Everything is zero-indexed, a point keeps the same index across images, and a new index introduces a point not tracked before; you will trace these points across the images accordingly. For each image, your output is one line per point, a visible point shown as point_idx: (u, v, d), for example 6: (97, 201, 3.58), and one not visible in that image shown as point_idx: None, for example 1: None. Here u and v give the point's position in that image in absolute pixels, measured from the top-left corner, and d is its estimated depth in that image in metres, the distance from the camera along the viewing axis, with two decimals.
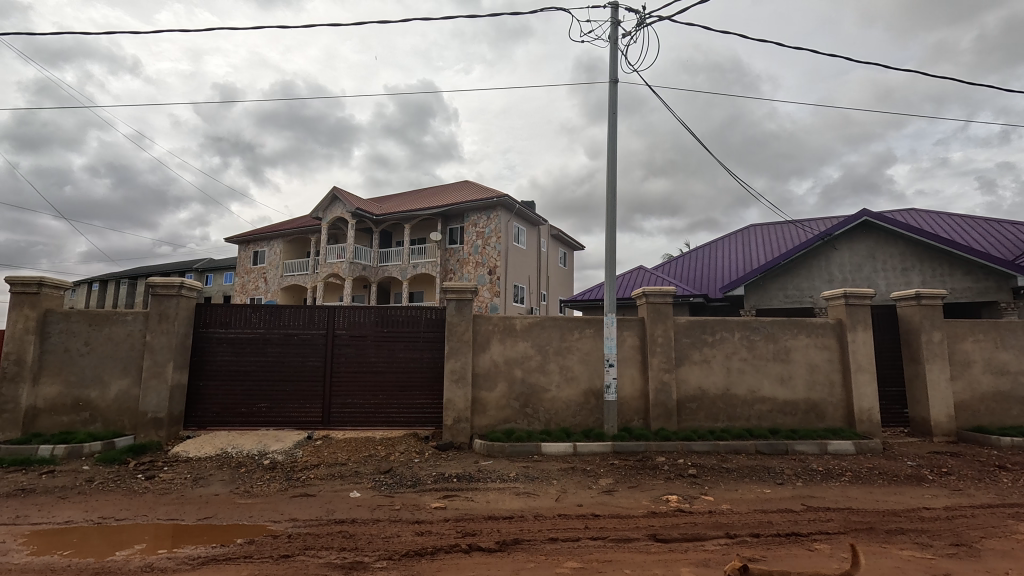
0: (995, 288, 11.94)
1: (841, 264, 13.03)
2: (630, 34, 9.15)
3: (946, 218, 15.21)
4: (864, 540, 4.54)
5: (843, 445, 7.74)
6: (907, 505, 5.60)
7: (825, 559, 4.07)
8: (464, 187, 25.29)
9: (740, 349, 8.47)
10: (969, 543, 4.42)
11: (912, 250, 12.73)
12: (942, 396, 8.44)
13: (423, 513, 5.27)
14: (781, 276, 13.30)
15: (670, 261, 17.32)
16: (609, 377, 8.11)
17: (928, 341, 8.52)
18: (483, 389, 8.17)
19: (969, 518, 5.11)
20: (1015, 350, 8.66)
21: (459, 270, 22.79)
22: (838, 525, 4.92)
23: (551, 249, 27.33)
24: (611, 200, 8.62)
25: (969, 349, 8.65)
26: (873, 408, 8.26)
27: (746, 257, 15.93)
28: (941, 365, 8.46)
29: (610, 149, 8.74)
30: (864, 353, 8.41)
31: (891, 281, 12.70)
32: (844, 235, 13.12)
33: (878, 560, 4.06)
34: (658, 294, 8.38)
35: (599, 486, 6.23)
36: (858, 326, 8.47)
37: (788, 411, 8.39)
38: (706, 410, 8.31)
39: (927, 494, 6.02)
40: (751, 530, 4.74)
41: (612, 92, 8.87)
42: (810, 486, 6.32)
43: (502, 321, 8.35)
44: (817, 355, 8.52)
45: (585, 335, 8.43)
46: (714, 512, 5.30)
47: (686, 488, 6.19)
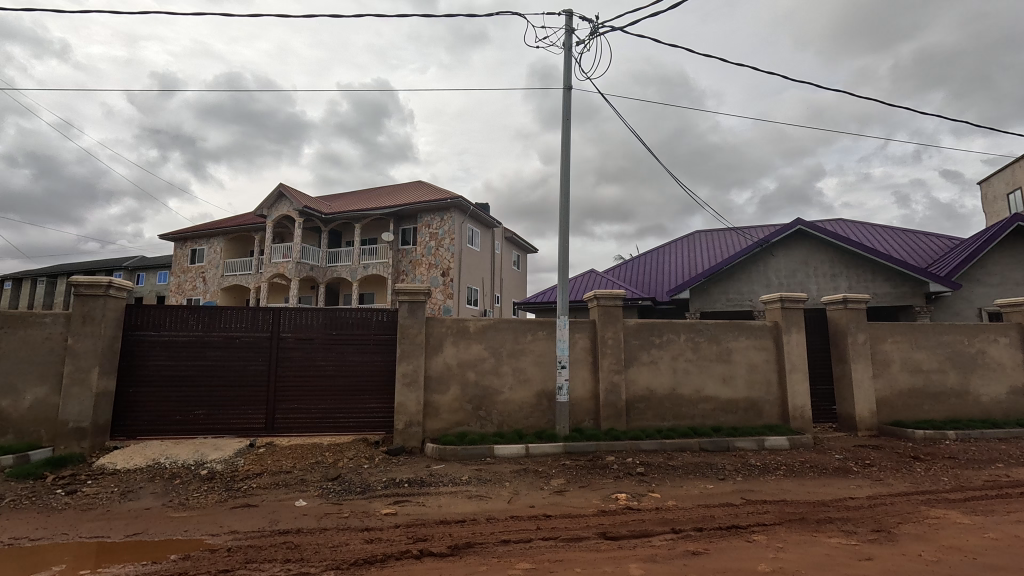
0: (911, 293, 12.98)
1: (778, 269, 13.82)
2: (584, 41, 9.34)
3: (869, 228, 16.43)
4: (797, 530, 4.82)
5: (779, 440, 8.19)
6: (835, 495, 5.99)
7: (763, 550, 4.30)
8: (418, 187, 25.00)
9: (685, 350, 8.80)
10: (887, 529, 4.79)
11: (840, 257, 13.65)
12: (865, 393, 9.11)
13: (373, 520, 5.14)
14: (724, 281, 14.00)
15: (621, 265, 17.78)
16: (562, 379, 8.20)
17: (854, 342, 9.16)
18: (435, 393, 8.09)
19: (888, 506, 5.53)
20: (927, 350, 9.46)
21: (412, 271, 22.48)
22: (774, 517, 5.21)
23: (505, 252, 27.46)
24: (565, 205, 8.75)
25: (889, 350, 9.37)
26: (805, 406, 8.80)
27: (692, 262, 16.58)
28: (865, 365, 9.12)
29: (563, 154, 8.89)
30: (798, 354, 8.95)
31: (821, 286, 13.58)
32: (780, 242, 13.92)
33: (809, 548, 4.32)
34: (609, 297, 8.59)
35: (551, 486, 6.30)
36: (793, 328, 9.00)
37: (730, 409, 8.79)
38: (654, 410, 8.58)
39: (854, 484, 6.47)
40: (694, 525, 4.94)
41: (565, 99, 9.02)
42: (749, 480, 6.66)
43: (456, 323, 8.30)
44: (756, 355, 8.99)
45: (539, 337, 8.52)
46: (661, 509, 5.47)
47: (635, 486, 6.38)
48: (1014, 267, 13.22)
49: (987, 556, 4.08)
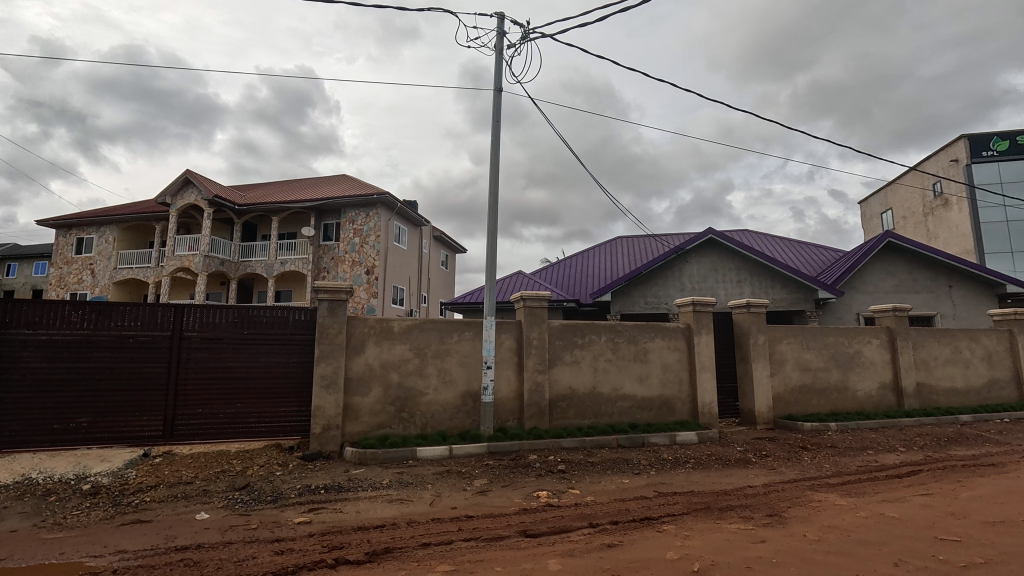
0: (803, 299, 14.37)
1: (691, 274, 14.77)
2: (515, 45, 9.45)
3: (769, 239, 18.00)
4: (702, 518, 5.17)
5: (688, 435, 8.74)
6: (736, 484, 6.50)
7: (671, 538, 4.56)
8: (343, 181, 24.05)
9: (606, 350, 9.15)
10: (779, 513, 5.27)
11: (745, 265, 14.82)
12: (763, 390, 9.96)
13: (284, 530, 4.87)
14: (642, 285, 14.75)
15: (547, 267, 18.17)
16: (487, 379, 8.22)
17: (755, 343, 9.99)
18: (356, 395, 7.80)
19: (780, 492, 6.09)
20: (815, 351, 10.52)
21: (334, 268, 21.57)
22: (683, 507, 5.55)
23: (432, 251, 27.09)
24: (493, 207, 8.80)
25: (784, 350, 10.32)
26: (712, 402, 9.46)
27: (614, 266, 17.29)
28: (764, 364, 9.97)
29: (492, 155, 8.93)
30: (707, 354, 9.60)
31: (728, 291, 14.67)
32: (694, 250, 14.88)
33: (712, 535, 4.65)
34: (535, 298, 8.74)
35: (474, 487, 6.29)
36: (702, 330, 9.65)
37: (645, 407, 9.25)
38: (575, 409, 8.84)
39: (752, 474, 7.05)
40: (611, 518, 5.14)
41: (496, 101, 9.08)
42: (661, 474, 7.05)
43: (379, 323, 8.07)
44: (670, 355, 9.53)
45: (465, 337, 8.49)
46: (580, 505, 5.64)
47: (555, 483, 6.54)
48: (885, 277, 15.04)
49: (858, 533, 4.61)
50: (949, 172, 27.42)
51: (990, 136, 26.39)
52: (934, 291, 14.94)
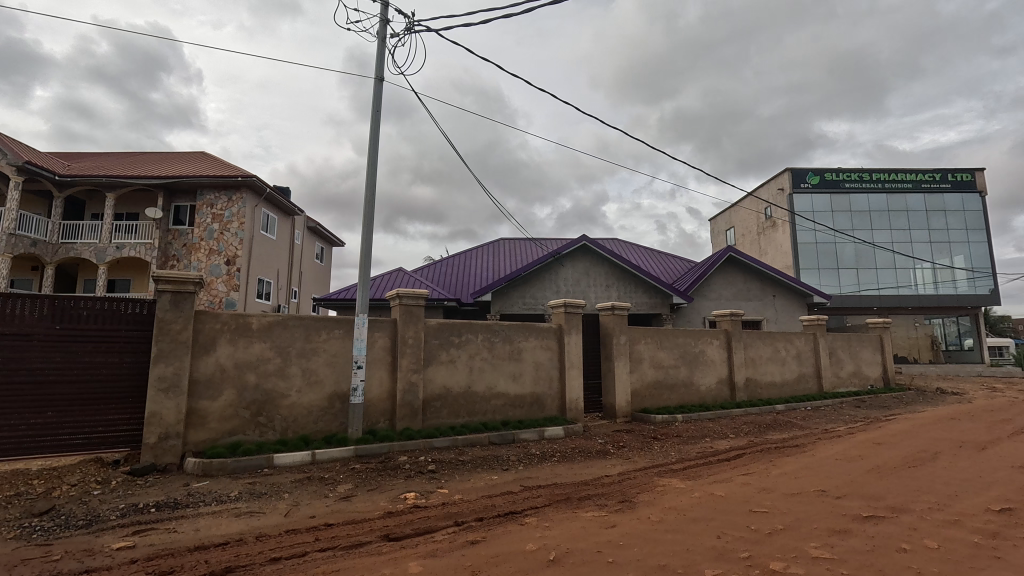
0: (661, 304, 15.92)
1: (566, 278, 15.59)
2: (399, 35, 9.17)
3: (635, 248, 19.67)
4: (562, 508, 5.45)
5: (556, 430, 9.19)
6: (595, 474, 6.97)
7: (532, 530, 4.75)
8: (200, 159, 21.41)
9: (481, 349, 9.26)
10: (628, 499, 5.75)
11: (614, 270, 16.00)
12: (623, 386, 10.84)
13: (98, 559, 4.16)
14: (521, 286, 15.24)
15: (429, 265, 17.96)
16: (357, 380, 7.85)
17: (618, 343, 10.82)
18: (202, 399, 6.97)
19: (632, 479, 6.66)
20: (668, 350, 11.71)
21: (186, 256, 19.12)
22: (545, 499, 5.81)
23: (306, 243, 25.31)
24: (370, 200, 8.44)
25: (642, 350, 11.33)
26: (579, 398, 10.07)
27: (495, 267, 17.62)
28: (624, 362, 10.86)
29: (371, 146, 8.56)
30: (575, 353, 10.19)
31: (598, 294, 15.73)
32: (569, 255, 15.71)
33: (569, 524, 4.92)
34: (411, 296, 8.55)
35: (336, 493, 5.96)
36: (572, 330, 10.22)
37: (517, 404, 9.53)
38: (449, 408, 8.81)
39: (609, 464, 7.62)
40: (476, 515, 5.20)
41: (377, 90, 8.72)
42: (528, 468, 7.31)
43: (234, 319, 7.30)
44: (542, 354, 9.94)
45: (334, 335, 8.02)
46: (447, 504, 5.63)
47: (424, 484, 6.45)
48: (726, 286, 17.27)
49: (691, 511, 5.20)
50: (778, 199, 32.32)
51: (807, 171, 31.60)
52: (762, 299, 17.48)
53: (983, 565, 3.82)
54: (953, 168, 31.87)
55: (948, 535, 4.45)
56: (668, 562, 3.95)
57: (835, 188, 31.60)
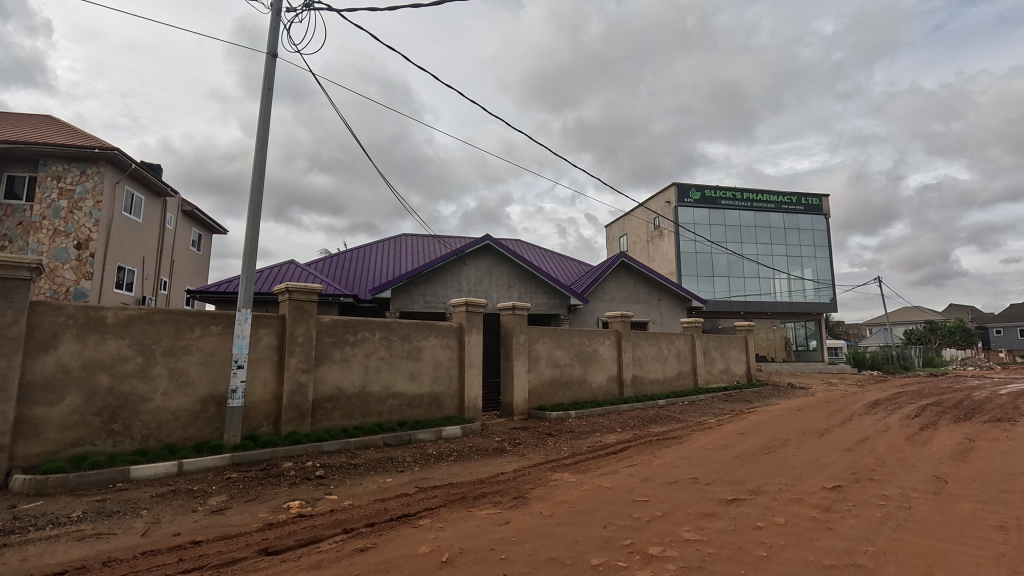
0: (559, 304, 16.51)
1: (468, 276, 15.57)
2: (297, 10, 8.54)
3: (536, 250, 20.23)
4: (456, 508, 5.41)
5: (453, 429, 9.13)
6: (491, 472, 7.03)
7: (425, 532, 4.66)
8: (45, 123, 18.27)
9: (379, 348, 8.93)
10: (522, 495, 5.87)
11: (515, 271, 16.26)
12: (521, 384, 11.07)
13: None
14: (422, 284, 14.95)
15: (324, 258, 16.98)
16: (236, 381, 7.16)
17: (517, 342, 11.03)
18: (37, 405, 5.93)
19: (526, 475, 6.81)
20: (564, 349, 12.17)
21: (21, 237, 16.21)
22: (440, 499, 5.74)
23: (180, 228, 22.69)
24: (257, 185, 7.75)
25: (540, 349, 11.65)
26: (477, 397, 10.10)
27: (396, 263, 17.11)
28: (523, 361, 11.09)
29: (260, 127, 7.87)
30: (475, 351, 10.20)
31: (500, 294, 15.91)
32: (472, 253, 15.71)
33: (463, 523, 4.90)
34: (303, 291, 7.99)
35: (208, 506, 5.38)
36: (473, 329, 10.22)
37: (415, 404, 9.32)
38: (341, 409, 8.37)
39: (505, 461, 7.73)
40: (367, 521, 4.99)
41: (269, 66, 8.04)
42: (424, 469, 7.18)
43: (83, 311, 6.30)
44: (442, 353, 9.82)
45: (210, 332, 7.25)
46: (335, 511, 5.33)
47: (310, 491, 6.05)
48: (618, 290, 18.38)
49: (581, 504, 5.43)
50: (665, 211, 35.10)
51: (691, 187, 34.67)
52: (649, 303, 18.85)
53: (818, 536, 4.43)
54: (806, 194, 36.84)
55: (793, 511, 5.11)
56: (558, 555, 4.08)
57: (713, 204, 35.03)
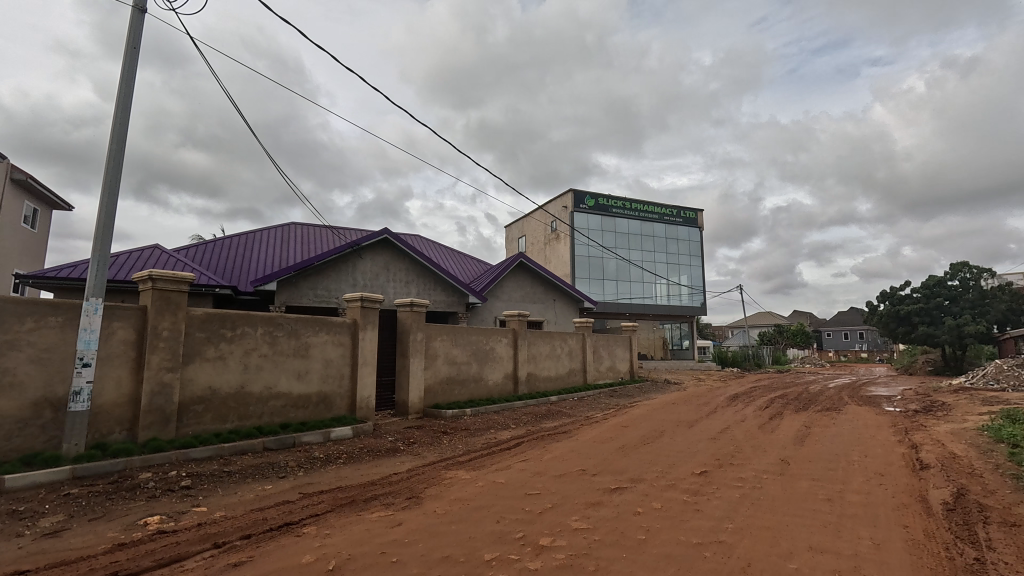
0: (457, 302, 16.45)
1: (364, 271, 14.92)
2: None
3: (436, 247, 19.98)
4: (345, 513, 5.15)
5: (343, 430, 8.69)
6: (382, 473, 6.80)
7: (310, 540, 4.38)
8: None
9: (260, 345, 8.22)
10: (416, 495, 5.76)
11: (414, 267, 15.89)
12: (417, 383, 10.86)
13: None
14: (312, 277, 14.05)
15: (198, 245, 15.27)
16: (81, 382, 6.14)
17: (414, 339, 10.80)
18: None
19: (420, 475, 6.69)
20: (461, 347, 12.15)
21: None
22: (327, 505, 5.42)
23: (9, 200, 19.03)
24: (116, 156, 6.74)
25: (437, 346, 11.52)
26: (370, 396, 9.71)
27: (283, 253, 15.88)
28: (419, 359, 10.89)
29: (122, 89, 6.86)
30: (369, 349, 9.80)
31: (397, 290, 15.45)
32: (368, 247, 15.07)
33: (352, 528, 4.68)
34: (170, 280, 7.10)
35: (38, 530, 4.56)
36: (368, 326, 9.81)
37: (301, 405, 8.72)
38: (214, 412, 7.57)
39: (398, 461, 7.53)
40: (242, 533, 4.56)
41: (135, 21, 7.03)
42: (309, 474, 6.74)
43: None
44: (333, 350, 9.29)
45: (47, 324, 6.16)
46: (204, 524, 4.80)
47: (174, 504, 5.39)
48: (516, 289, 18.78)
49: (475, 501, 5.45)
50: (562, 215, 36.59)
51: (586, 194, 36.50)
52: (545, 303, 19.50)
53: (688, 517, 4.90)
54: (685, 207, 40.55)
55: (667, 496, 5.60)
56: (451, 553, 4.06)
57: (605, 211, 37.20)
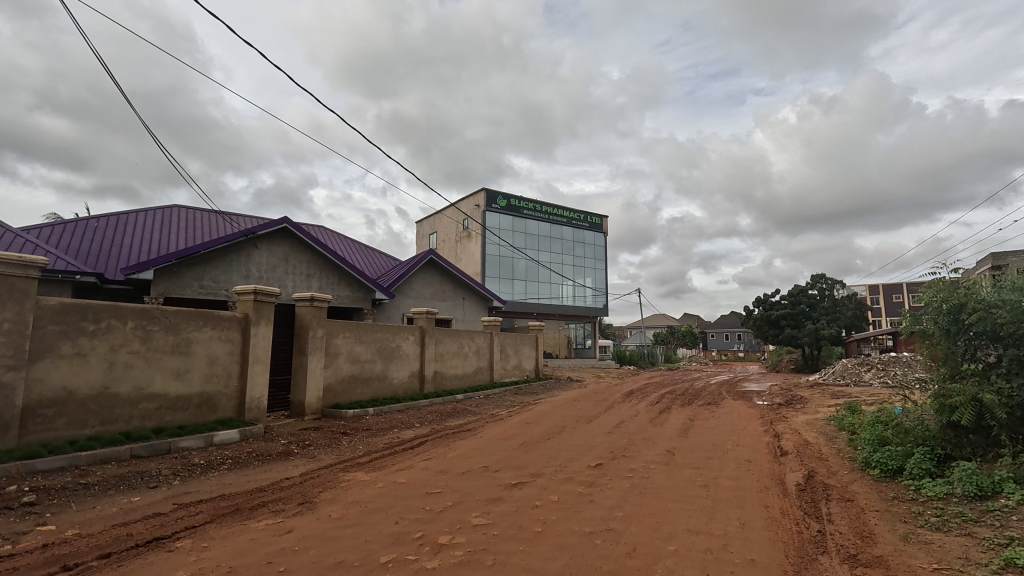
0: (363, 298, 15.85)
1: (259, 262, 13.84)
2: None
3: (342, 240, 19.07)
4: (227, 523, 4.76)
5: (229, 434, 8.01)
6: (272, 479, 6.37)
7: (184, 555, 3.99)
8: None
9: (131, 340, 7.33)
10: (309, 500, 5.47)
11: (317, 260, 15.03)
12: (316, 382, 10.30)
13: None
14: (198, 266, 12.79)
15: (55, 224, 13.26)
16: None
17: (314, 336, 10.24)
18: None
19: (314, 478, 6.36)
20: (365, 344, 11.72)
21: None
22: (206, 515, 4.97)
23: None
24: None
25: (339, 344, 11.00)
26: (261, 396, 9.05)
27: (164, 238, 14.28)
28: (319, 356, 10.33)
29: None
30: (262, 346, 9.12)
31: (296, 284, 14.52)
32: (265, 236, 14.00)
33: (236, 538, 4.34)
34: (16, 264, 6.09)
35: None
36: (261, 321, 9.12)
37: (179, 407, 7.89)
38: (68, 417, 6.61)
39: (291, 465, 7.09)
40: (101, 552, 4.04)
41: None
42: (186, 483, 6.13)
43: None
44: (219, 347, 8.52)
45: None
46: (51, 545, 4.19)
47: (12, 524, 4.63)
48: (425, 286, 18.49)
49: (373, 502, 5.30)
50: (474, 214, 36.64)
51: (498, 194, 36.86)
52: (454, 301, 19.43)
53: (583, 508, 5.14)
54: (591, 213, 42.42)
55: (565, 488, 5.84)
56: (345, 558, 3.91)
57: (517, 213, 37.86)
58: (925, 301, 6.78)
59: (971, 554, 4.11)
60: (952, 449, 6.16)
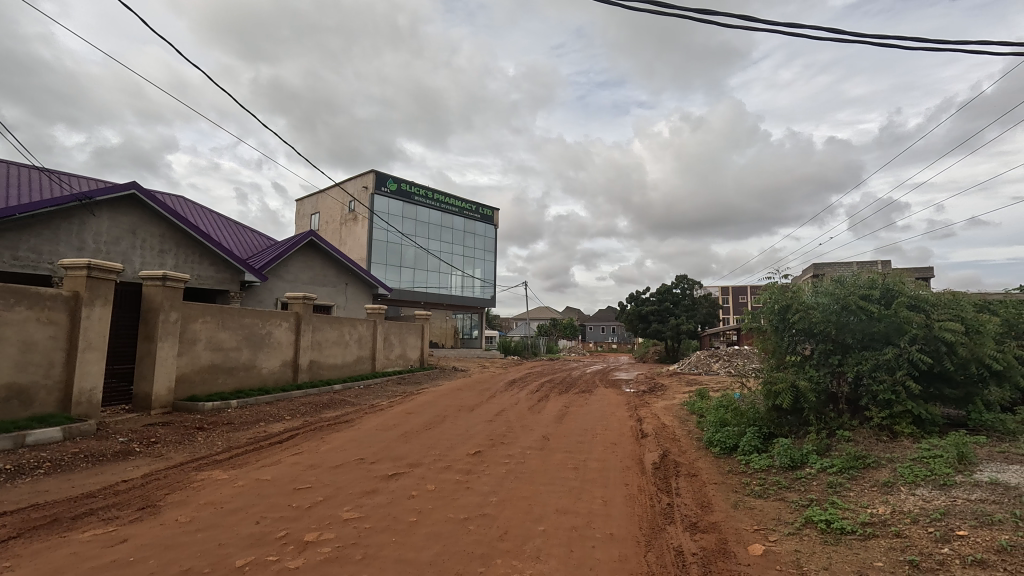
0: (229, 280, 14.35)
1: (97, 232, 11.84)
2: None
3: (207, 213, 17.07)
4: (40, 537, 4.04)
5: (48, 433, 6.78)
6: (104, 483, 5.52)
7: None
8: None
9: None
10: (152, 504, 4.84)
11: (173, 234, 13.24)
12: (166, 372, 9.11)
13: None
14: (11, 233, 10.62)
15: None
16: None
17: (165, 320, 9.03)
18: None
19: (159, 480, 5.64)
20: (229, 331, 10.63)
21: None
22: (11, 529, 4.17)
23: None
24: None
25: (197, 329, 9.85)
26: (94, 389, 7.70)
27: None
28: (171, 343, 9.15)
29: None
30: (97, 330, 7.79)
31: (146, 260, 12.68)
32: (106, 203, 12.00)
33: (52, 554, 3.70)
34: None
35: None
36: (97, 301, 7.80)
37: None
38: None
39: (130, 466, 6.21)
40: None
41: None
42: None
43: None
44: (38, 331, 7.16)
45: None
46: None
47: None
48: (303, 270, 17.27)
49: (230, 502, 4.85)
50: (362, 196, 35.01)
51: (388, 178, 35.58)
52: (335, 287, 18.40)
53: (458, 495, 5.21)
54: (483, 205, 42.76)
55: (442, 477, 5.85)
56: (193, 565, 3.54)
57: (407, 199, 36.87)
58: (761, 302, 7.85)
59: (782, 516, 4.89)
60: (775, 428, 7.27)
